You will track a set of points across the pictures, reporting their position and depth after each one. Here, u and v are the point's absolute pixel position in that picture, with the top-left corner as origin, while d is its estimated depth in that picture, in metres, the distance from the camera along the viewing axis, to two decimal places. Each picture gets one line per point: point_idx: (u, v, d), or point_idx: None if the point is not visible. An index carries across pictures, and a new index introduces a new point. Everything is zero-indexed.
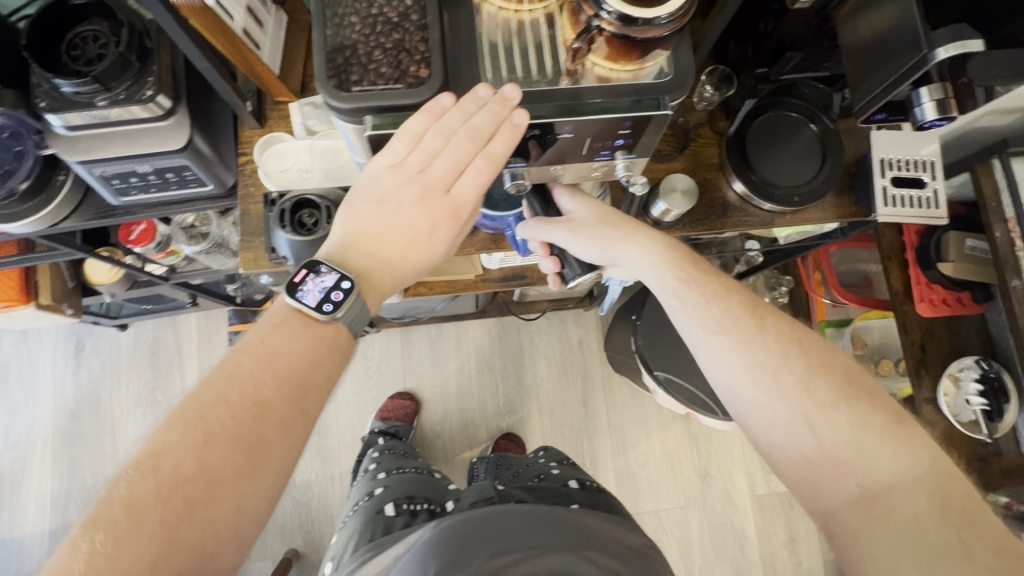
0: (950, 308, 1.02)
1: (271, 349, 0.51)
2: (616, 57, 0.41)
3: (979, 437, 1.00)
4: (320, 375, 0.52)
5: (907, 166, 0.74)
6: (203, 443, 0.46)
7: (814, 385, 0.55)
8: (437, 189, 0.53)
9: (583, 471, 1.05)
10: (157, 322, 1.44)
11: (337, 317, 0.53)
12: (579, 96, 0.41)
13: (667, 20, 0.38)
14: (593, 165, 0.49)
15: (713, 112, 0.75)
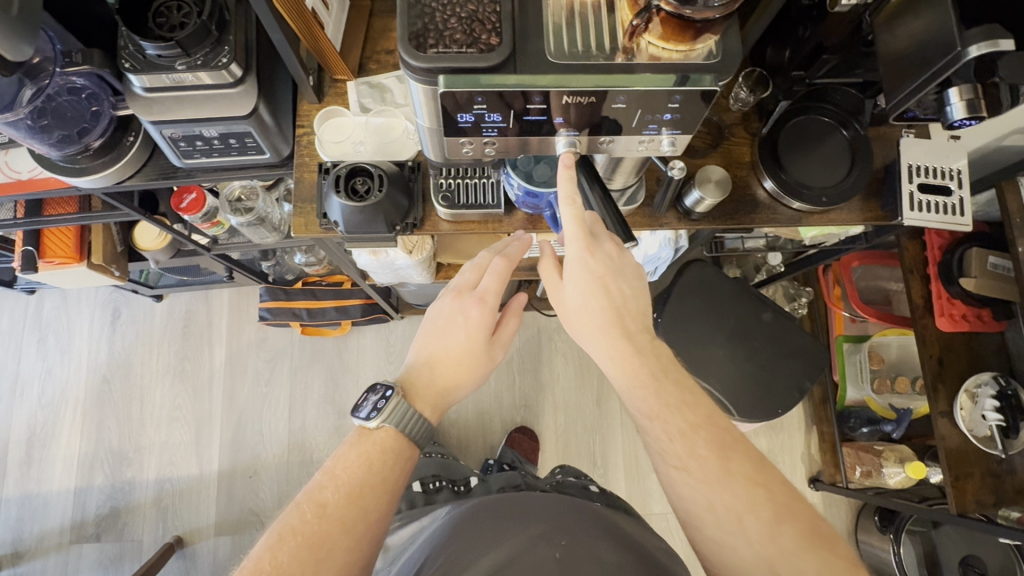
0: (970, 324, 1.03)
1: (361, 448, 0.64)
2: (668, 36, 0.45)
3: (993, 452, 1.01)
4: (373, 480, 0.61)
5: (934, 173, 0.76)
6: (319, 511, 0.58)
7: (714, 463, 0.55)
8: (467, 290, 0.69)
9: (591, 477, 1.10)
10: (191, 295, 1.49)
11: (381, 420, 0.64)
12: (634, 71, 0.45)
13: (719, 3, 0.41)
14: (639, 140, 0.51)
15: (747, 113, 0.80)
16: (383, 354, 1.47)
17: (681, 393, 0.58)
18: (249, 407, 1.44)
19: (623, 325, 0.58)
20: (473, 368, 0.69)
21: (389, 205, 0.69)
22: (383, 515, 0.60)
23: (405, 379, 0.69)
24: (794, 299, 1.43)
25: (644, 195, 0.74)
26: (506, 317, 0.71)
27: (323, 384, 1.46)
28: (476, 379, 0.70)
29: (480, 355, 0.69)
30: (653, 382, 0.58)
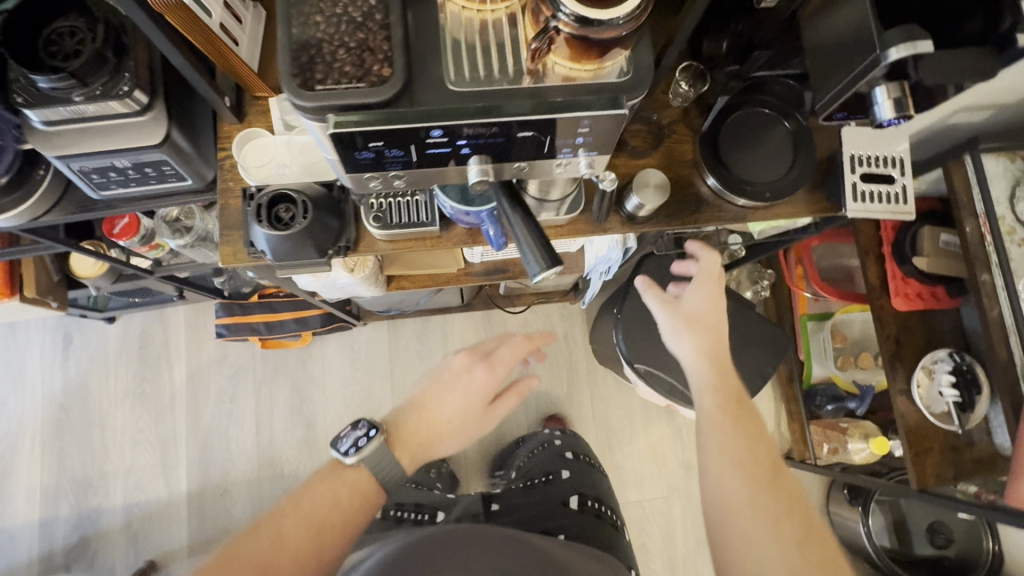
0: (924, 302, 1.04)
1: (332, 483, 0.67)
2: (576, 56, 0.42)
3: (950, 428, 1.01)
4: (335, 521, 0.64)
5: (877, 162, 0.75)
6: (275, 541, 0.61)
7: (754, 486, 0.63)
8: (481, 355, 0.76)
9: (589, 486, 1.14)
10: (145, 315, 1.44)
11: (360, 459, 0.67)
12: (541, 94, 0.42)
13: (623, 20, 0.39)
14: (556, 163, 0.49)
15: (688, 108, 0.77)
16: (349, 362, 1.45)
17: (751, 430, 0.68)
18: (215, 424, 1.41)
19: (709, 357, 0.73)
20: (468, 428, 0.74)
21: (316, 229, 0.66)
22: (336, 547, 0.64)
23: (396, 424, 0.72)
24: (758, 281, 1.40)
25: (584, 203, 0.72)
26: (508, 395, 0.76)
27: (290, 396, 1.43)
28: (460, 440, 0.73)
29: (472, 416, 0.74)
30: (723, 413, 0.69)
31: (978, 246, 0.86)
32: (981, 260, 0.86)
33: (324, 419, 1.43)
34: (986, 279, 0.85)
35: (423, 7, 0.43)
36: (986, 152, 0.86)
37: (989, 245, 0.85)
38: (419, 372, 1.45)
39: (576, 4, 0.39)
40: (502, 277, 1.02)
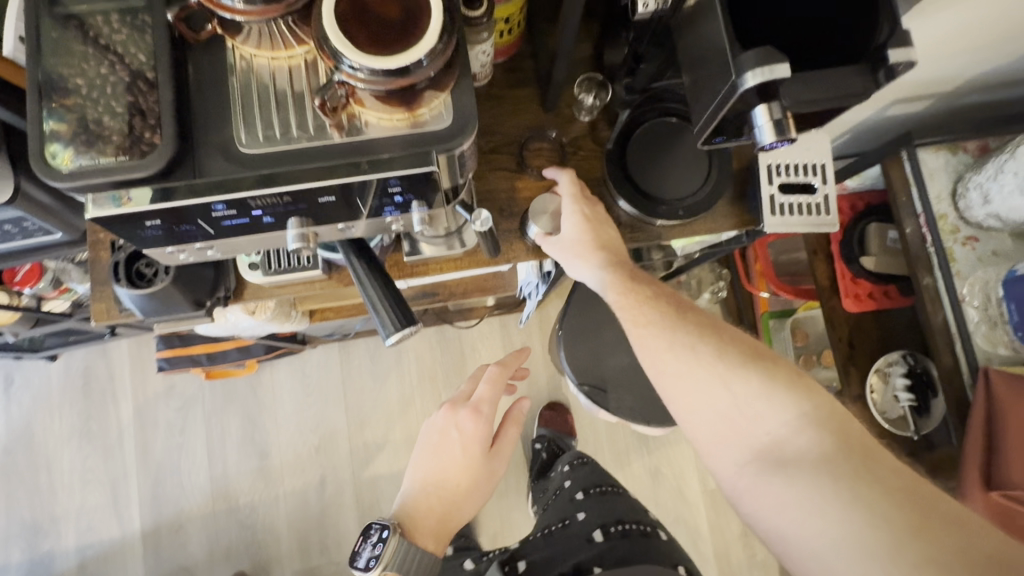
0: (876, 302, 0.98)
1: None
2: (382, 106, 0.39)
3: (905, 434, 0.96)
4: None
5: (795, 171, 0.70)
6: None
7: (735, 400, 0.56)
8: (460, 401, 0.77)
9: (612, 511, 0.96)
10: (87, 350, 1.40)
11: (381, 568, 0.66)
12: (360, 147, 0.40)
13: (423, 62, 0.37)
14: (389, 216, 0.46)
15: (595, 121, 0.72)
16: (300, 387, 1.40)
17: (708, 342, 0.60)
18: (165, 459, 1.37)
19: (621, 273, 0.65)
20: (475, 481, 0.74)
21: (185, 285, 0.61)
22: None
23: (413, 508, 0.72)
24: (714, 285, 1.34)
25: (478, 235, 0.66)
26: (503, 431, 0.78)
27: (241, 426, 1.39)
28: (478, 496, 0.74)
29: (483, 473, 0.74)
30: (659, 324, 0.62)
31: (920, 248, 0.82)
32: (922, 262, 0.81)
33: (278, 447, 1.39)
34: (928, 282, 0.81)
35: (204, 81, 0.42)
36: (921, 147, 0.82)
37: (931, 247, 0.81)
38: (374, 393, 1.41)
39: (360, 56, 0.36)
40: (432, 301, 0.98)
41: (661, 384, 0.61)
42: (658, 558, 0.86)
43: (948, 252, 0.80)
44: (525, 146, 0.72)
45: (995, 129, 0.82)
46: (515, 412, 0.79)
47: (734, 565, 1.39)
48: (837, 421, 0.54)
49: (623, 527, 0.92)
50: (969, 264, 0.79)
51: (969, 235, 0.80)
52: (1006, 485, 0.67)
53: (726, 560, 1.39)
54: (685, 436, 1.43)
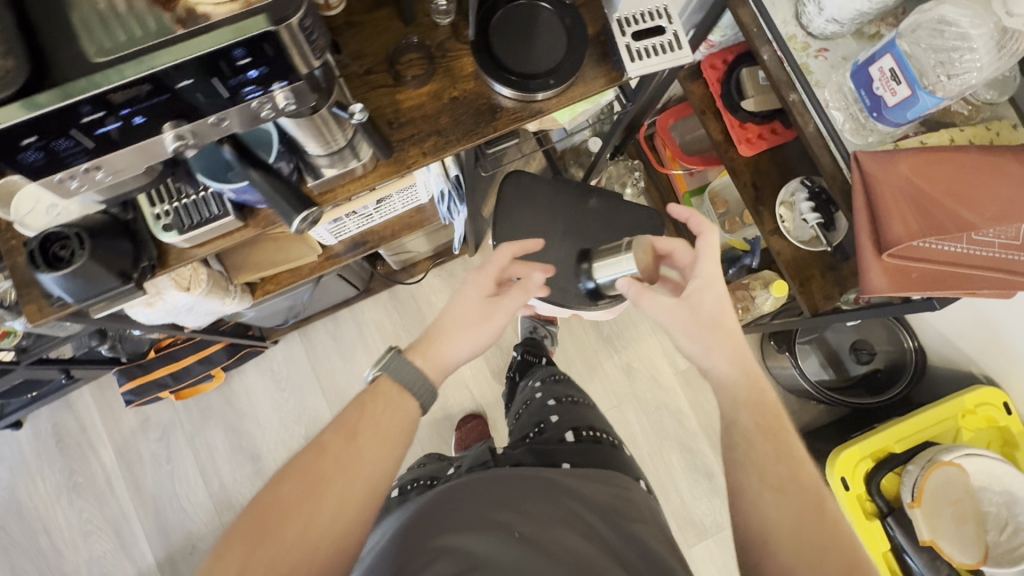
0: (768, 141, 1.06)
1: (365, 409, 0.65)
2: None
3: (820, 249, 1.05)
4: (370, 423, 0.63)
5: (645, 18, 0.75)
6: (313, 453, 0.61)
7: (807, 534, 0.59)
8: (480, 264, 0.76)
9: (588, 413, 0.87)
10: (51, 409, 1.39)
11: (378, 375, 0.67)
12: (189, 33, 0.41)
13: None
14: (259, 108, 0.49)
15: (455, 23, 0.77)
16: (273, 384, 1.42)
17: (780, 461, 0.63)
18: (160, 489, 1.38)
19: (743, 383, 0.68)
20: (473, 327, 0.71)
21: (103, 258, 0.63)
22: (375, 460, 0.62)
23: (415, 346, 0.71)
24: (630, 175, 1.44)
25: (370, 143, 0.70)
26: (513, 290, 0.74)
27: (226, 436, 1.41)
28: (471, 332, 0.71)
29: (477, 309, 0.71)
30: (760, 432, 0.65)
31: (780, 70, 0.89)
32: (784, 82, 0.89)
33: (268, 446, 1.41)
34: (795, 98, 0.88)
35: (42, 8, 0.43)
36: None
37: (788, 67, 0.88)
38: (346, 370, 1.44)
39: None
40: (365, 249, 1.03)
41: (749, 477, 0.63)
42: (621, 468, 0.75)
43: (804, 66, 0.88)
44: (396, 59, 0.75)
45: None
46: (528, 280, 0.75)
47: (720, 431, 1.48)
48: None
49: (593, 433, 0.81)
50: (825, 73, 0.87)
51: (819, 48, 0.88)
52: (894, 245, 0.77)
53: (712, 429, 1.48)
54: (646, 328, 1.52)
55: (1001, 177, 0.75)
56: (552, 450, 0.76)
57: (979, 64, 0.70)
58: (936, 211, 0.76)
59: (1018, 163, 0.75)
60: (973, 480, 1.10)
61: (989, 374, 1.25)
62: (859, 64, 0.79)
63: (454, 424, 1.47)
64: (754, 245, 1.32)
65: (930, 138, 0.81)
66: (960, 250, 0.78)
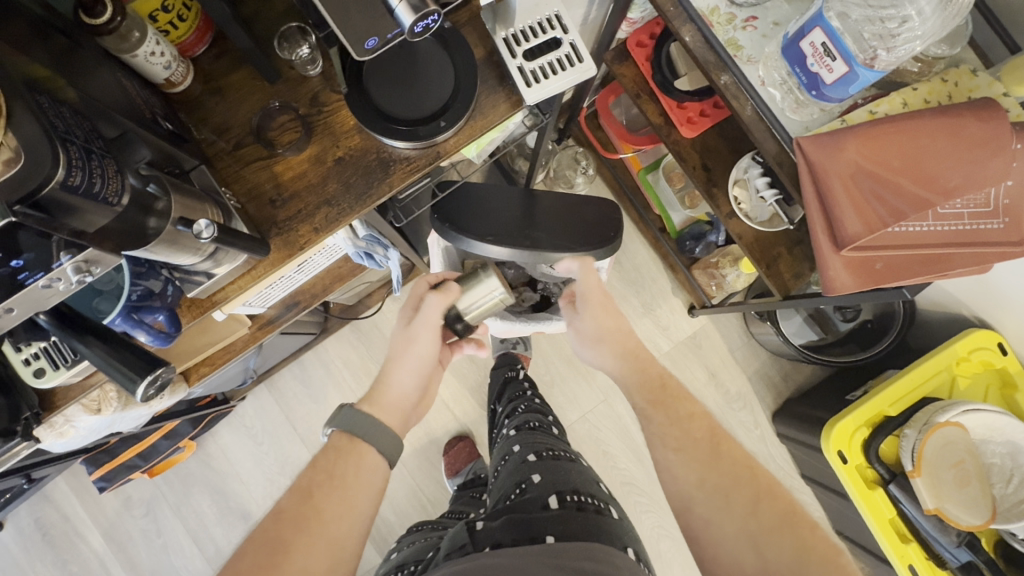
0: (710, 117, 0.97)
1: (328, 472, 0.66)
2: None
3: (782, 227, 0.95)
4: (324, 477, 0.65)
5: (534, 32, 0.67)
6: (276, 517, 0.62)
7: (719, 487, 0.63)
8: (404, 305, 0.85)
9: (566, 468, 0.85)
10: (30, 505, 1.36)
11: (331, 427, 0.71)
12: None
13: None
14: (49, 291, 0.42)
15: (326, 72, 0.68)
16: (249, 441, 1.37)
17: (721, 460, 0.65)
18: (156, 565, 1.35)
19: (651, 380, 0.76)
20: (409, 349, 0.79)
21: None
22: (340, 517, 0.63)
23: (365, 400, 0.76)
24: (578, 164, 1.36)
25: (240, 224, 0.62)
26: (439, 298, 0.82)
27: (212, 501, 1.37)
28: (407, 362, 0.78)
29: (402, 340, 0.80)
30: (651, 405, 0.73)
31: (705, 50, 0.79)
32: (713, 63, 0.79)
33: (256, 504, 1.37)
34: (727, 80, 0.78)
35: None
36: None
37: (713, 45, 0.78)
38: (321, 413, 1.39)
39: None
40: (298, 311, 0.95)
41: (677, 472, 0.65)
42: (607, 538, 0.70)
43: (731, 41, 0.78)
44: (266, 127, 0.67)
45: None
46: (448, 289, 0.83)
47: (712, 406, 1.45)
48: (801, 519, 0.60)
49: (578, 497, 0.77)
50: (756, 45, 0.78)
51: (746, 17, 0.78)
52: (852, 242, 0.70)
53: (705, 407, 1.44)
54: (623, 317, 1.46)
55: (961, 143, 0.67)
56: (534, 519, 0.71)
57: (917, 32, 0.64)
58: (892, 197, 0.68)
59: (981, 124, 0.66)
60: (972, 434, 1.06)
61: (980, 315, 1.19)
62: (789, 38, 0.69)
63: (442, 448, 1.43)
64: (716, 220, 1.24)
65: (881, 104, 0.72)
66: (926, 229, 0.71)
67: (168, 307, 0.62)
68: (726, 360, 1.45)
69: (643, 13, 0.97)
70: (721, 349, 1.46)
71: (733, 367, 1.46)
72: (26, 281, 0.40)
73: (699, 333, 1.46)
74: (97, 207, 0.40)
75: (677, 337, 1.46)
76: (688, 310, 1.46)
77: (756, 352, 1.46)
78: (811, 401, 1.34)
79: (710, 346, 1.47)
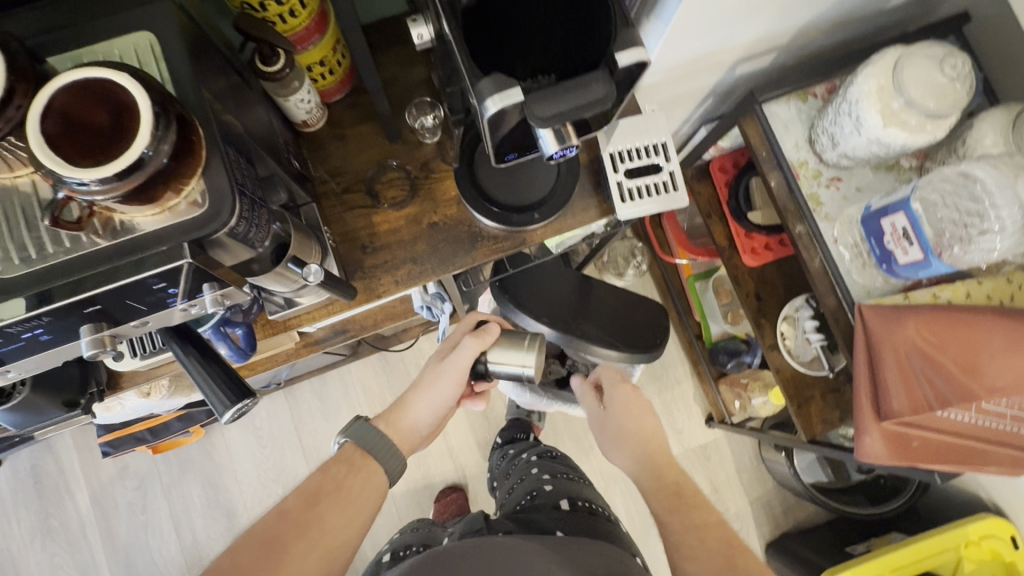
0: (773, 252, 1.01)
1: (337, 485, 0.66)
2: (144, 206, 0.37)
3: (821, 373, 0.97)
4: (330, 486, 0.66)
5: (639, 154, 0.72)
6: (280, 515, 0.63)
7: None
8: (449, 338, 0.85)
9: (585, 489, 0.86)
10: (32, 450, 1.38)
11: (344, 437, 0.71)
12: (125, 249, 0.38)
13: (155, 154, 0.34)
14: (179, 310, 0.45)
15: (442, 142, 0.73)
16: (253, 441, 1.40)
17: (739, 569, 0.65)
18: (133, 540, 1.36)
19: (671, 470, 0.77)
20: (436, 383, 0.79)
21: (50, 391, 0.61)
22: (338, 528, 0.63)
23: (384, 415, 0.76)
24: (632, 257, 1.43)
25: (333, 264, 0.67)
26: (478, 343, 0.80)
27: (202, 491, 1.38)
28: (427, 397, 0.78)
29: (430, 373, 0.79)
30: None
31: (787, 199, 0.83)
32: (791, 211, 0.83)
33: (243, 505, 1.38)
34: (801, 230, 0.82)
35: None
36: (767, 101, 0.84)
37: (796, 195, 0.82)
38: (328, 431, 1.41)
39: (92, 169, 0.33)
40: (345, 338, 0.98)
41: None
42: (616, 542, 0.72)
43: (812, 196, 0.82)
44: (376, 180, 0.72)
45: (839, 68, 0.84)
46: (485, 331, 0.81)
47: None
48: None
49: (589, 505, 0.81)
50: (836, 205, 0.82)
51: (831, 177, 0.83)
52: (895, 416, 0.72)
53: None
54: None
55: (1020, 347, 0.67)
56: (546, 519, 0.73)
57: (998, 244, 0.65)
58: (941, 382, 0.71)
59: None
60: None
61: (997, 502, 1.17)
62: (870, 211, 0.75)
63: (434, 494, 1.43)
64: (753, 342, 1.26)
65: (944, 290, 0.74)
66: (967, 420, 0.70)
67: (247, 324, 0.65)
68: (731, 479, 1.45)
69: (732, 142, 1.03)
70: (728, 466, 1.46)
71: (737, 488, 1.45)
72: (170, 304, 0.44)
73: (711, 445, 1.46)
74: (241, 246, 0.44)
75: (688, 443, 1.46)
76: (705, 420, 1.46)
77: (762, 478, 1.45)
78: (809, 544, 1.32)
79: (719, 460, 1.46)
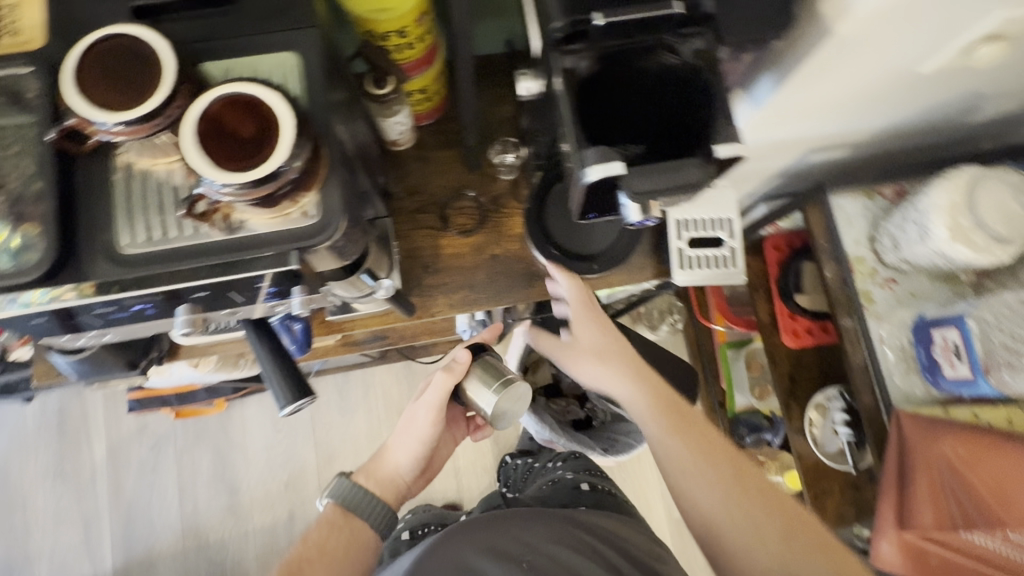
0: (814, 338, 1.01)
1: (320, 547, 0.69)
2: (263, 211, 0.41)
3: (843, 468, 0.96)
4: (312, 551, 0.68)
5: (704, 226, 0.74)
6: None
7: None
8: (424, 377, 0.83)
9: (600, 477, 1.14)
10: (62, 392, 1.44)
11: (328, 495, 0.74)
12: (240, 243, 0.42)
13: (287, 170, 0.38)
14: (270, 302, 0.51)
15: (517, 180, 0.76)
16: (269, 423, 1.43)
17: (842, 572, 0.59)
18: (138, 497, 1.40)
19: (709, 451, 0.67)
20: (413, 425, 0.78)
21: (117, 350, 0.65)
22: None
23: (366, 467, 0.78)
24: (669, 314, 1.44)
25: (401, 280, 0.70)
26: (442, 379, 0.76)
27: (212, 462, 1.41)
28: (406, 440, 0.78)
29: (408, 416, 0.79)
30: None
31: (839, 290, 0.84)
32: (842, 303, 0.84)
33: (247, 483, 1.40)
34: (849, 324, 0.83)
35: (94, 175, 0.43)
36: (835, 193, 0.85)
37: (848, 288, 0.83)
38: (342, 427, 1.43)
39: (228, 175, 0.36)
40: (383, 344, 1.01)
41: None
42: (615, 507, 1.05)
43: (866, 293, 0.83)
44: (448, 205, 0.75)
45: (911, 174, 0.85)
46: (453, 362, 0.76)
47: None
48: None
49: (600, 487, 1.10)
50: (888, 306, 0.82)
51: (886, 277, 0.83)
52: (917, 529, 0.71)
53: None
54: None
55: None
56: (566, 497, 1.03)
57: None
58: (968, 501, 0.70)
59: None
60: None
61: None
62: (923, 319, 0.78)
63: None
64: (777, 421, 1.25)
65: (986, 411, 0.74)
66: (992, 548, 0.67)
67: (306, 319, 0.69)
68: None
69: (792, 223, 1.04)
70: None
71: None
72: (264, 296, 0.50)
73: None
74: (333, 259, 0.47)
75: None
76: None
77: None
78: None
79: None
